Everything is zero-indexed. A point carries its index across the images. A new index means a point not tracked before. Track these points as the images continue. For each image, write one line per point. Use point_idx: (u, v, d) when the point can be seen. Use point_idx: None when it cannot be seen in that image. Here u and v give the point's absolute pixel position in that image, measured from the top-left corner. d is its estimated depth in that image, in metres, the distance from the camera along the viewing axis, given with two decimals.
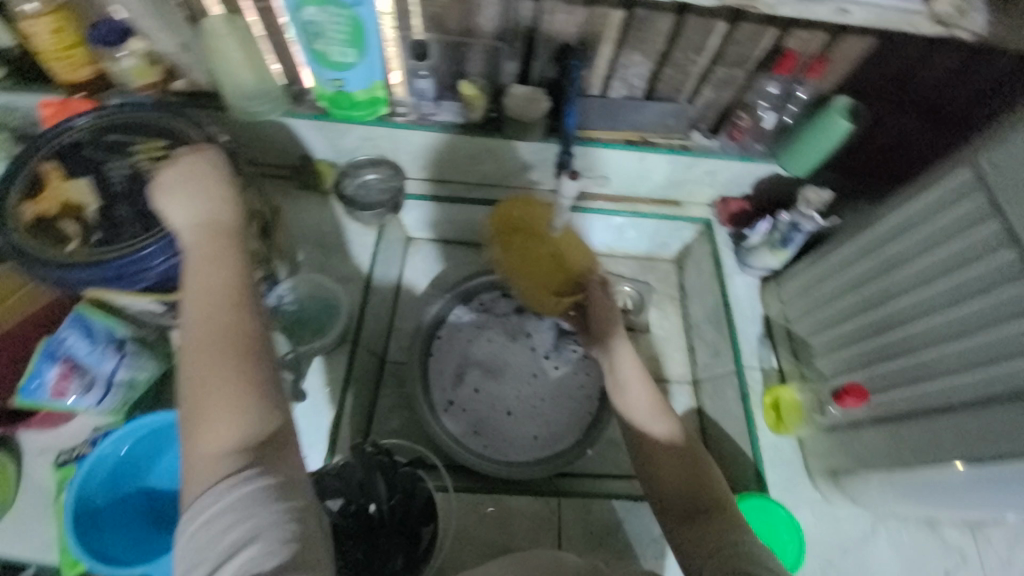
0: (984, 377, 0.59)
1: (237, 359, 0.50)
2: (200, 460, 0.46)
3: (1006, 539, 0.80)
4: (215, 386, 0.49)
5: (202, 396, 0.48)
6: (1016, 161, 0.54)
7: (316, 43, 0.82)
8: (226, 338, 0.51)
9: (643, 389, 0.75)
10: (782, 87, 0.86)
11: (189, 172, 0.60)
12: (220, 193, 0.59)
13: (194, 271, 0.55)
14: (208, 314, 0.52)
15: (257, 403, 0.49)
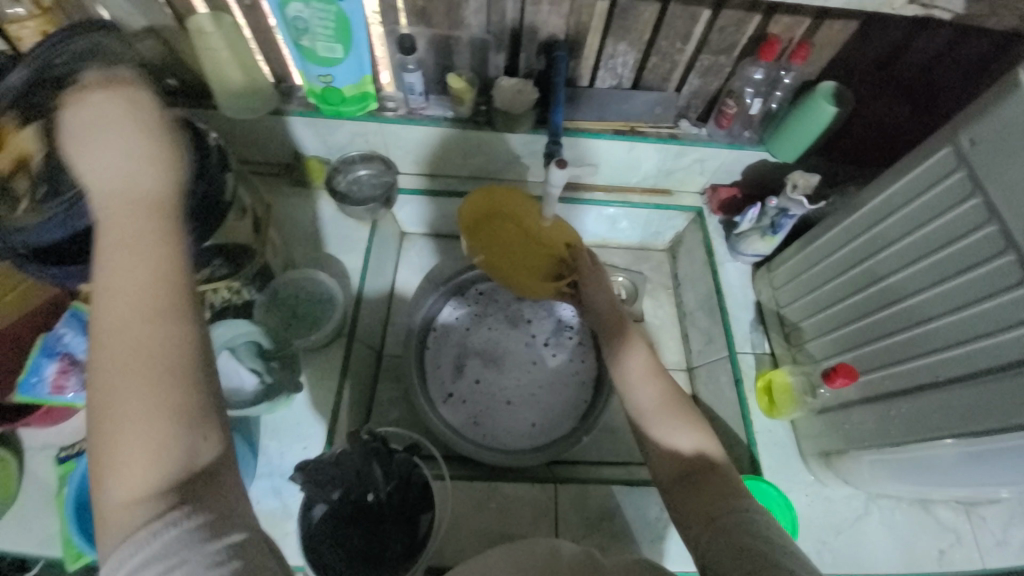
0: (970, 353, 0.56)
1: (158, 377, 0.37)
2: (108, 507, 0.36)
3: (999, 517, 0.80)
4: (127, 410, 0.36)
5: (126, 430, 0.36)
6: (998, 137, 0.53)
7: (301, 39, 0.78)
8: (157, 351, 0.38)
9: (637, 355, 0.67)
10: (767, 73, 0.84)
11: (100, 116, 0.43)
12: (134, 147, 0.43)
13: (115, 251, 0.40)
14: (126, 315, 0.38)
15: (183, 431, 0.37)
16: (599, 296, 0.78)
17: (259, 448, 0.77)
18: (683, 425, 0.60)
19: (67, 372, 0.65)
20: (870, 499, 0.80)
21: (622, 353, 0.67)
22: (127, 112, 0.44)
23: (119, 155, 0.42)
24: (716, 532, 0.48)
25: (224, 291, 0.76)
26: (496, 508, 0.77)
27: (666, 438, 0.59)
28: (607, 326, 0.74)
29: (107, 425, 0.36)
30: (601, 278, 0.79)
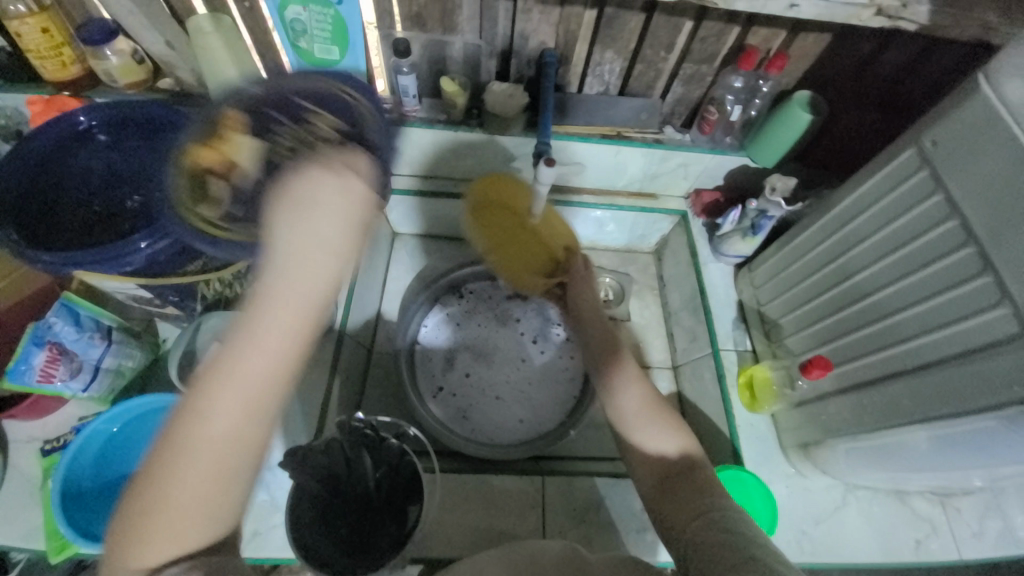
0: (934, 341, 0.59)
1: (219, 473, 0.40)
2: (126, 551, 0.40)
3: (971, 508, 0.83)
4: (179, 488, 0.39)
5: (179, 503, 0.39)
6: (955, 139, 0.57)
7: (298, 40, 0.81)
8: (241, 446, 0.41)
9: (628, 360, 0.70)
10: (746, 81, 0.88)
11: (312, 215, 0.42)
12: (327, 248, 0.42)
13: (257, 339, 0.40)
14: (233, 403, 0.40)
15: (208, 520, 0.41)
16: (579, 294, 0.82)
17: None
18: (669, 430, 0.63)
19: (56, 361, 0.65)
20: (848, 491, 0.82)
21: (610, 354, 0.72)
22: (345, 217, 0.43)
23: (313, 257, 0.42)
24: (707, 530, 0.51)
25: (217, 283, 0.75)
26: (483, 500, 0.78)
27: (646, 440, 0.63)
28: (585, 319, 0.80)
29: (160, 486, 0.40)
30: (587, 281, 0.84)
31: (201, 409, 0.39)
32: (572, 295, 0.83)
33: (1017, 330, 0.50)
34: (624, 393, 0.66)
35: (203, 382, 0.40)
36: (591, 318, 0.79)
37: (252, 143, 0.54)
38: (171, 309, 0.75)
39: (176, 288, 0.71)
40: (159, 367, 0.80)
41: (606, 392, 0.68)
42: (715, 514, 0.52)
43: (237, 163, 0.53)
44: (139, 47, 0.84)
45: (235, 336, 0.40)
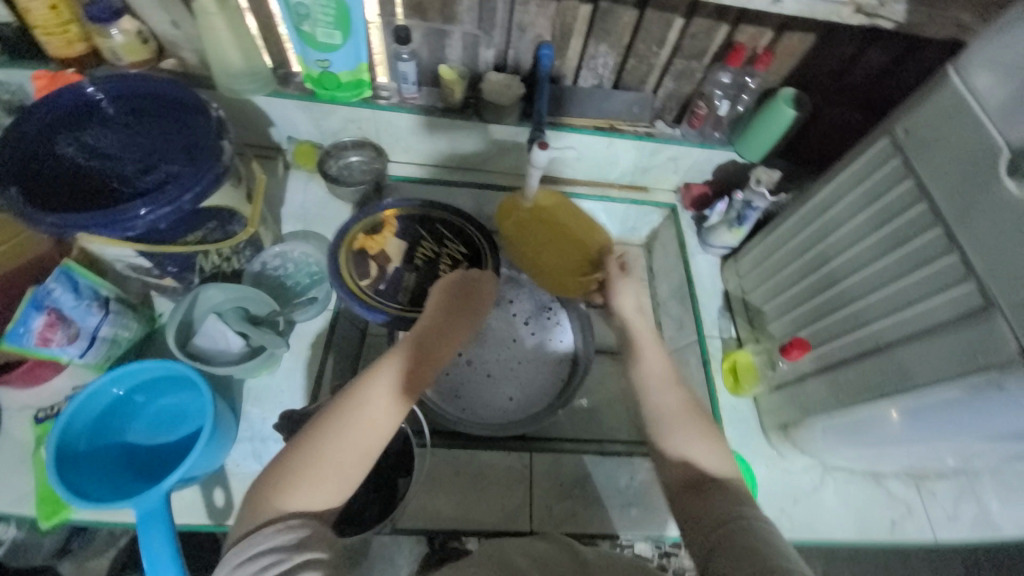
0: (908, 318, 0.63)
1: (365, 447, 0.54)
2: (277, 491, 0.50)
3: (945, 491, 0.86)
4: (339, 450, 0.52)
5: (335, 460, 0.52)
6: (926, 127, 0.61)
7: (302, 24, 0.82)
8: (377, 432, 0.55)
9: (666, 367, 0.68)
10: (734, 77, 0.92)
11: (457, 296, 0.70)
12: (465, 315, 0.69)
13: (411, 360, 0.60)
14: (383, 399, 0.56)
15: (338, 487, 0.52)
16: (622, 297, 0.76)
17: (241, 413, 0.78)
18: (704, 444, 0.60)
19: (54, 327, 0.66)
20: (825, 472, 0.85)
21: (647, 356, 0.69)
22: (475, 306, 0.71)
23: (453, 318, 0.68)
24: (721, 528, 0.51)
25: (216, 256, 0.78)
26: (472, 475, 0.79)
27: (676, 450, 0.61)
28: (632, 322, 0.74)
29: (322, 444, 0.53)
30: (632, 286, 0.77)
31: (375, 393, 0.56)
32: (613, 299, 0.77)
33: (981, 304, 0.54)
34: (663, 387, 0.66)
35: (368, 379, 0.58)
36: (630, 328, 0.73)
37: (399, 245, 0.92)
38: (167, 281, 0.77)
39: (176, 258, 0.72)
40: (153, 343, 0.81)
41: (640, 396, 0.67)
42: (726, 504, 0.53)
43: (389, 255, 0.90)
44: (144, 28, 0.85)
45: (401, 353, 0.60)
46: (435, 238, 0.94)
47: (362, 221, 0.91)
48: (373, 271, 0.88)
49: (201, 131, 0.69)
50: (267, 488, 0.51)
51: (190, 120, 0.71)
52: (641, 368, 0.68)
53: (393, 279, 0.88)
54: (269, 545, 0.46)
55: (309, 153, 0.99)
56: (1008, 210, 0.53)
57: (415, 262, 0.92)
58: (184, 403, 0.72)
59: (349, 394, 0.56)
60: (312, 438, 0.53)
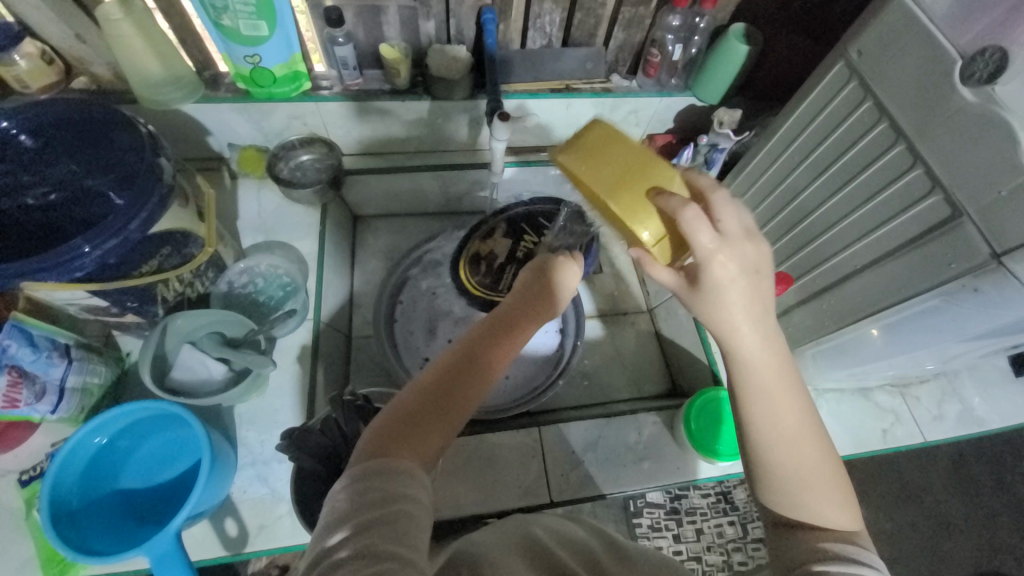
0: (880, 237, 0.65)
1: (446, 416, 0.54)
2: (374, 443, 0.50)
3: (929, 395, 0.92)
4: (426, 417, 0.52)
5: (422, 427, 0.52)
6: (878, 45, 0.62)
7: (220, 18, 0.75)
8: (461, 401, 0.55)
9: (791, 418, 0.50)
10: (683, 19, 0.90)
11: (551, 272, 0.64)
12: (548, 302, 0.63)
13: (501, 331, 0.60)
14: (469, 368, 0.56)
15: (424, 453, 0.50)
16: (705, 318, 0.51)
17: (237, 440, 0.76)
18: (823, 503, 0.50)
19: (18, 385, 0.62)
20: (819, 396, 0.89)
21: (767, 407, 0.50)
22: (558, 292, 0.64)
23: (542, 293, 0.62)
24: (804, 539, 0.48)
25: (177, 283, 0.73)
26: (485, 458, 0.79)
27: (793, 509, 0.50)
28: (738, 354, 0.51)
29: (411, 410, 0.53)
30: (746, 282, 0.49)
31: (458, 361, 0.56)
32: (701, 320, 0.52)
33: (951, 213, 0.56)
34: (804, 440, 0.50)
35: (453, 350, 0.58)
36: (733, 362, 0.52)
37: (505, 240, 0.89)
38: (130, 317, 0.72)
39: (135, 292, 0.68)
40: (128, 383, 0.77)
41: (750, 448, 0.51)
42: (814, 547, 0.47)
43: (496, 252, 0.88)
44: (45, 46, 0.77)
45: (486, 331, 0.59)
46: (535, 230, 0.90)
47: (477, 233, 0.89)
48: (481, 270, 0.87)
49: (132, 151, 0.63)
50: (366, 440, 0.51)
51: (116, 140, 0.64)
52: (756, 415, 0.51)
53: (498, 274, 0.87)
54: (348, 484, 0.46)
55: (255, 159, 0.93)
56: (963, 119, 0.54)
57: (518, 255, 0.87)
58: (179, 438, 0.69)
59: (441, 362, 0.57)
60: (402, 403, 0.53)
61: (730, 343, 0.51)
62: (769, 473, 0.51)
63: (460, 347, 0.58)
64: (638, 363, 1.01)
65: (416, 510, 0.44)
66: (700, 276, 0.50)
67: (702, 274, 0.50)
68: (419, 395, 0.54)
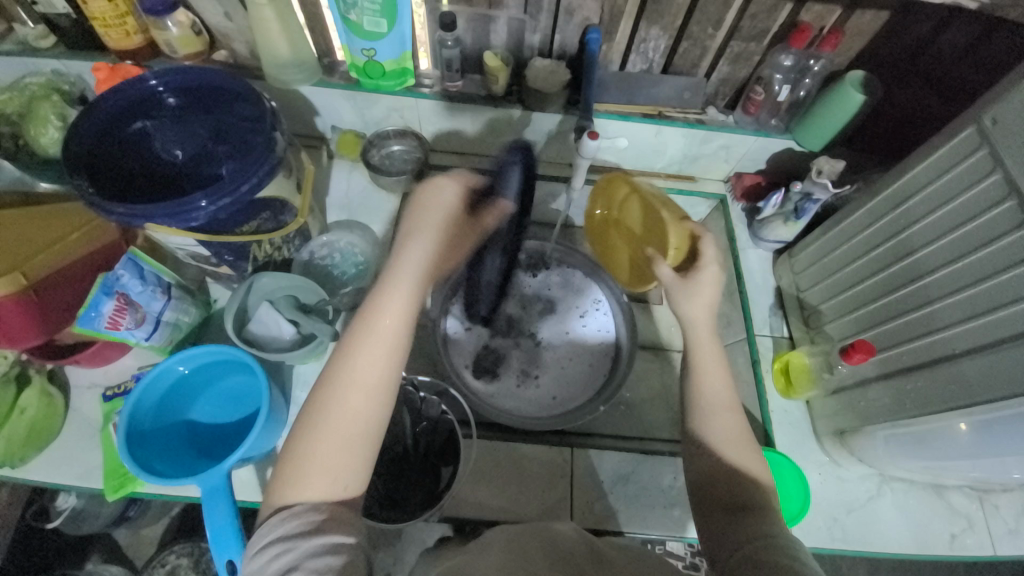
0: (990, 323, 0.59)
1: (368, 399, 0.56)
2: (310, 469, 0.53)
3: (1014, 507, 0.82)
4: (340, 422, 0.55)
5: (335, 428, 0.54)
6: (1016, 114, 0.56)
7: (349, 13, 0.82)
8: (382, 381, 0.57)
9: (726, 395, 0.64)
10: (796, 60, 0.86)
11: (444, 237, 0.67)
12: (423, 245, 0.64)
13: (380, 309, 0.59)
14: (368, 360, 0.57)
15: (352, 457, 0.55)
16: (683, 305, 0.66)
17: (291, 399, 0.81)
18: (748, 458, 0.60)
19: (123, 311, 0.70)
20: (882, 481, 0.82)
21: (707, 381, 0.64)
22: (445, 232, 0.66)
23: (442, 242, 0.66)
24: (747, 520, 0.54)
25: (268, 246, 0.80)
26: (514, 467, 0.80)
27: (731, 484, 0.59)
28: (695, 338, 0.66)
29: (322, 419, 0.55)
30: (707, 288, 0.65)
31: (362, 350, 0.57)
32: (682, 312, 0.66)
33: None
34: (726, 415, 0.62)
35: (343, 357, 0.57)
36: (689, 343, 0.66)
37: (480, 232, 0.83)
38: (224, 270, 0.80)
39: (233, 247, 0.75)
40: (208, 329, 0.85)
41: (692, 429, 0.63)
42: (754, 524, 0.54)
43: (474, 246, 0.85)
44: (197, 19, 0.87)
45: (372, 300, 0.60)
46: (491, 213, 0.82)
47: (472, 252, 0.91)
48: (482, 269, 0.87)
49: (256, 122, 0.71)
50: (292, 467, 0.54)
51: (244, 111, 0.73)
52: (702, 393, 0.64)
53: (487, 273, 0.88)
54: (286, 526, 0.50)
55: (352, 143, 1.00)
56: None
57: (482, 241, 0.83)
58: (241, 386, 0.75)
59: (340, 361, 0.57)
60: (309, 416, 0.55)
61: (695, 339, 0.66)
62: (702, 463, 0.61)
63: (361, 325, 0.59)
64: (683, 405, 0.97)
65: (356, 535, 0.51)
66: (692, 274, 0.66)
67: (696, 269, 0.66)
68: (319, 430, 0.54)
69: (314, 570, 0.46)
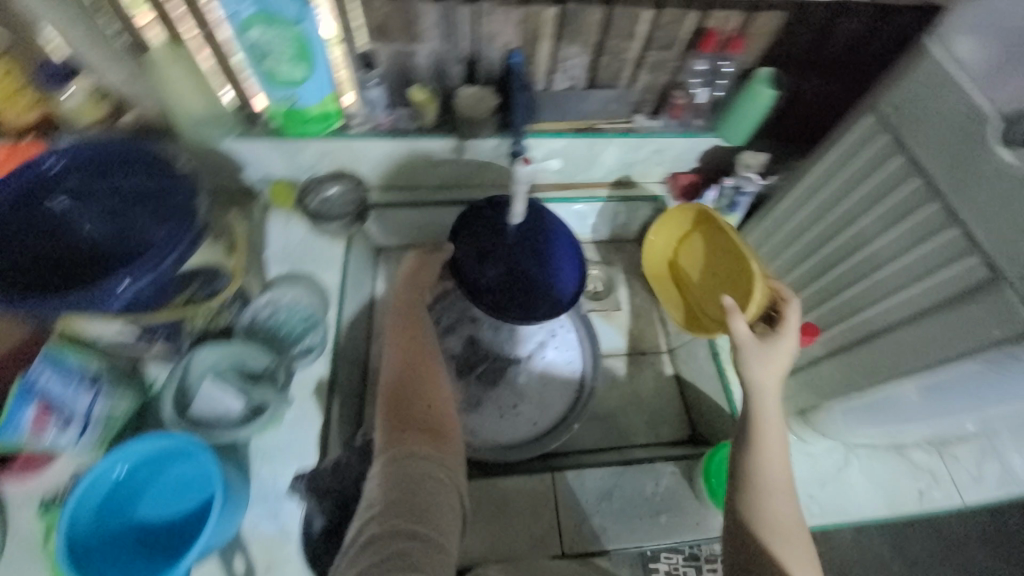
0: (913, 295, 0.63)
1: (424, 359, 0.72)
2: (406, 416, 0.64)
3: (968, 454, 0.87)
4: (413, 378, 0.69)
5: (411, 381, 0.69)
6: (913, 101, 0.61)
7: (262, 63, 0.80)
8: (429, 351, 0.73)
9: (780, 466, 0.60)
10: (709, 65, 0.89)
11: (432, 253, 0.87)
12: (419, 260, 0.86)
13: (402, 303, 0.80)
14: (406, 343, 0.74)
15: (435, 401, 0.67)
16: (755, 369, 0.64)
17: (251, 476, 0.75)
18: (800, 557, 0.55)
19: (45, 416, 0.66)
20: (850, 452, 0.86)
21: (767, 456, 0.61)
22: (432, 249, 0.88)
23: (435, 251, 0.88)
24: None
25: (203, 317, 0.75)
26: (497, 503, 0.78)
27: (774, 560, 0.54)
28: (759, 404, 0.64)
29: (400, 380, 0.69)
30: (774, 356, 0.65)
31: (402, 335, 0.75)
32: (748, 372, 0.65)
33: (989, 276, 0.54)
34: (780, 498, 0.59)
35: (395, 344, 0.74)
36: (749, 410, 0.64)
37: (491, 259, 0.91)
38: (156, 349, 0.74)
39: (163, 327, 0.70)
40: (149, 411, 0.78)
41: (740, 512, 0.59)
42: None
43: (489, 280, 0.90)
44: (97, 86, 0.82)
45: (399, 306, 0.80)
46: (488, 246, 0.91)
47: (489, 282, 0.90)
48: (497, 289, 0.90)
49: (176, 189, 0.67)
50: (393, 418, 0.64)
51: (157, 179, 0.68)
52: (752, 460, 0.61)
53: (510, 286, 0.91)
54: (395, 462, 0.57)
55: (285, 193, 0.96)
56: (1004, 180, 0.52)
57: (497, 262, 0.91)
58: (192, 473, 0.69)
59: (393, 348, 0.74)
60: (390, 386, 0.68)
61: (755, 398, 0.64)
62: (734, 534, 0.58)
63: (400, 325, 0.77)
64: (655, 406, 0.99)
65: (439, 481, 0.57)
66: (771, 338, 0.66)
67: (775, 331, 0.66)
68: (395, 381, 0.69)
69: (407, 505, 0.53)
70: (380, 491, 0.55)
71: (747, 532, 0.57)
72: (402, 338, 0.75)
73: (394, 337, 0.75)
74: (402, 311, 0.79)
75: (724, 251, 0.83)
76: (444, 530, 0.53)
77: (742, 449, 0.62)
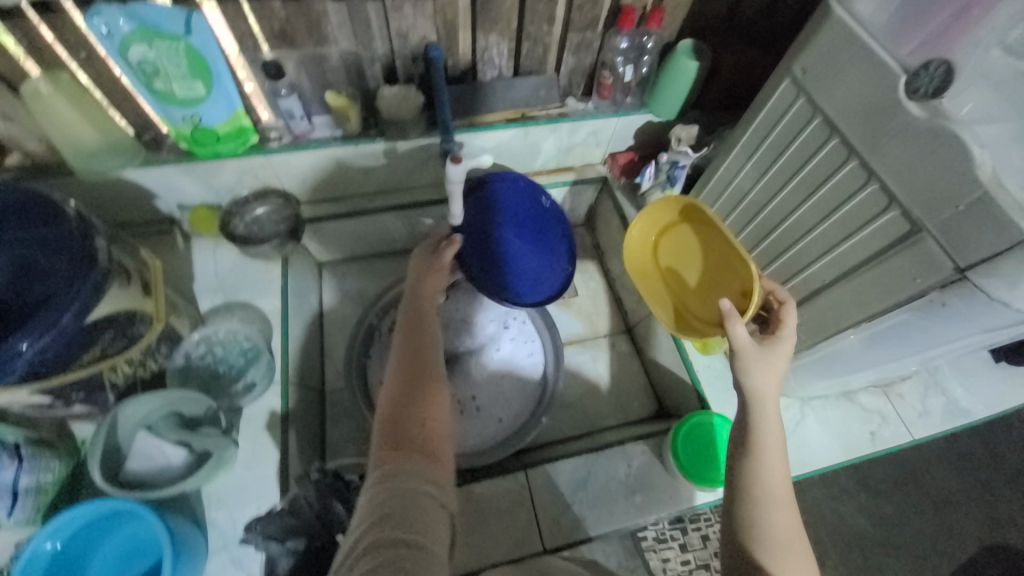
0: (844, 252, 0.65)
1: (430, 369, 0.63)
2: (406, 423, 0.56)
3: (911, 391, 0.93)
4: (419, 385, 0.61)
5: (415, 387, 0.61)
6: (822, 64, 0.62)
7: (153, 81, 0.73)
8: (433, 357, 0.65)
9: (780, 473, 0.56)
10: (630, 40, 0.89)
11: (438, 255, 0.78)
12: (427, 267, 0.77)
13: (412, 304, 0.72)
14: (409, 356, 0.65)
15: (439, 413, 0.59)
16: (757, 377, 0.59)
17: (207, 523, 0.71)
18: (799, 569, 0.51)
19: None
20: (806, 405, 0.90)
21: (768, 467, 0.56)
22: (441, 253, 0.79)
23: (436, 257, 0.78)
24: None
25: (126, 367, 0.69)
26: (473, 509, 0.77)
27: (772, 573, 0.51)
28: (758, 413, 0.59)
29: (402, 385, 0.61)
30: (771, 363, 0.60)
31: (410, 342, 0.66)
32: (750, 380, 0.60)
33: (910, 228, 0.56)
34: (780, 506, 0.54)
35: (403, 347, 0.66)
36: (750, 420, 0.59)
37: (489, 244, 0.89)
38: (79, 408, 0.68)
39: (81, 383, 0.64)
40: (83, 475, 0.72)
41: (737, 518, 0.55)
42: None
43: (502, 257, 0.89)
44: None
45: (406, 309, 0.72)
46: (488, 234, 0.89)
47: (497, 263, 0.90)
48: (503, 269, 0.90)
49: (65, 236, 0.60)
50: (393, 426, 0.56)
51: (45, 226, 0.61)
52: (751, 469, 0.56)
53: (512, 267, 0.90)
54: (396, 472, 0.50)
55: (207, 218, 0.90)
56: (913, 134, 0.54)
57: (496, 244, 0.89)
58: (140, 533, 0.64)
59: (400, 351, 0.66)
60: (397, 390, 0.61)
61: (756, 405, 0.59)
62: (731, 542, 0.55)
63: (407, 329, 0.69)
64: (621, 386, 1.01)
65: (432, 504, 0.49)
66: (769, 346, 0.61)
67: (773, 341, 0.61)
68: (398, 385, 0.61)
69: (403, 524, 0.45)
70: (375, 505, 0.48)
71: (752, 548, 0.53)
72: (411, 339, 0.67)
73: (399, 346, 0.67)
74: (411, 311, 0.71)
75: (715, 250, 0.75)
76: (434, 543, 0.46)
77: (742, 457, 0.58)
